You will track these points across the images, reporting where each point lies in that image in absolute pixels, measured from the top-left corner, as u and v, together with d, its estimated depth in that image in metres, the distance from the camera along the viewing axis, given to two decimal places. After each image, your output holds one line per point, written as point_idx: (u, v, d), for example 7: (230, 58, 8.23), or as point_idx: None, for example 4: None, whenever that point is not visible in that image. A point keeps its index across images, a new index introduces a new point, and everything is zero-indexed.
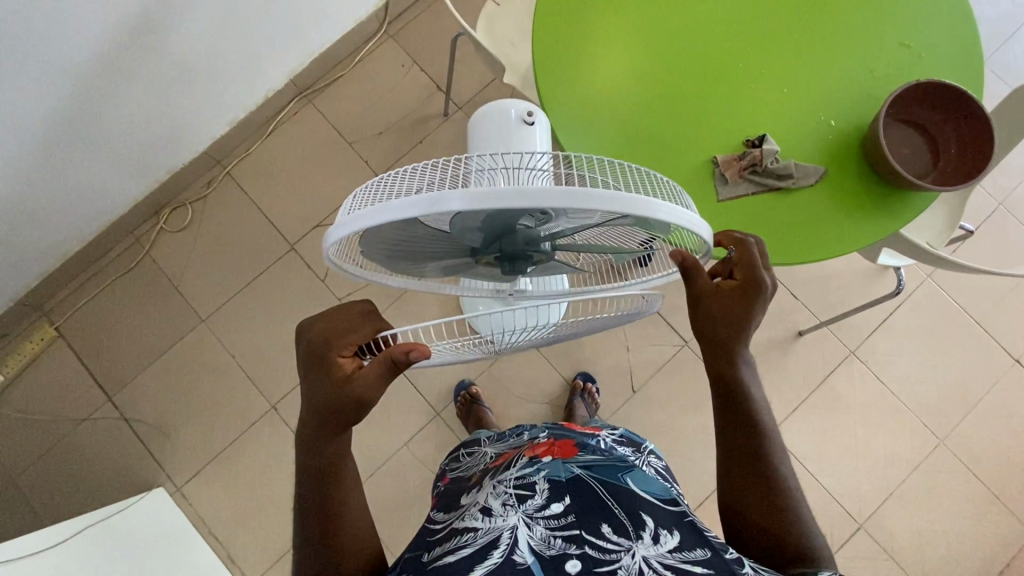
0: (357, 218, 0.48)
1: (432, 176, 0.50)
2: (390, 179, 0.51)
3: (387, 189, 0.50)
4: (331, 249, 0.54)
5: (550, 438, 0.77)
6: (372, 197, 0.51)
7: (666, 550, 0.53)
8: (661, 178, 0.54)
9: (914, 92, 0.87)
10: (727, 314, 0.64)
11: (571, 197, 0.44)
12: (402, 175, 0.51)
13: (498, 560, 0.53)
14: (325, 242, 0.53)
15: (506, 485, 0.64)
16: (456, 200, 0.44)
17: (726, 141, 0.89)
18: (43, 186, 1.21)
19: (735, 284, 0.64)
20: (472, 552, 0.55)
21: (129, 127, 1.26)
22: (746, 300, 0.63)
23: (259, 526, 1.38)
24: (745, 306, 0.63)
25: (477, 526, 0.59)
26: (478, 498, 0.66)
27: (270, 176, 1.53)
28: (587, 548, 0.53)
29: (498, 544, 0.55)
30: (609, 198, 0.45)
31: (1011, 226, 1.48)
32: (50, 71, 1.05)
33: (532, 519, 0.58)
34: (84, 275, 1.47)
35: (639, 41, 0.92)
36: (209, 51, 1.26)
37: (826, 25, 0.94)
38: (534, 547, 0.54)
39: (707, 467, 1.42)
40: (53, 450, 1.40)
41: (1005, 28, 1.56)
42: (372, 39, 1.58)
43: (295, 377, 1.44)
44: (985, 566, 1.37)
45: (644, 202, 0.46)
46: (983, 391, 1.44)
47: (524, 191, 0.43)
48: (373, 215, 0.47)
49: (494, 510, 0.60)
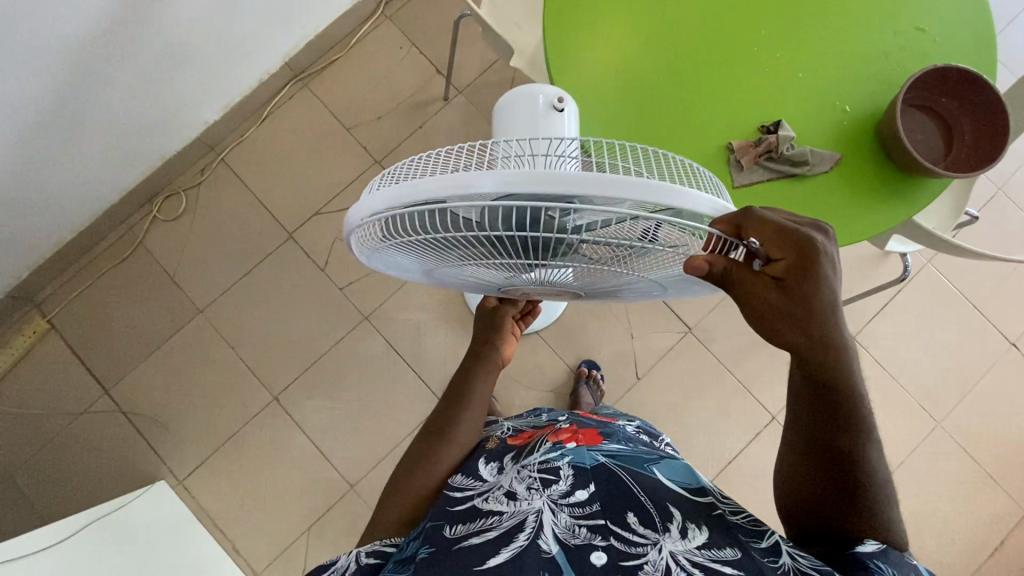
0: (385, 196, 0.48)
1: (458, 157, 0.48)
2: (417, 160, 0.50)
3: (413, 170, 0.49)
4: (357, 224, 0.54)
5: (571, 423, 0.77)
6: (398, 177, 0.50)
7: (694, 546, 0.52)
8: (702, 172, 0.53)
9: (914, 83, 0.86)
10: (799, 307, 0.51)
11: (604, 182, 0.42)
12: (428, 158, 0.49)
13: (524, 543, 0.52)
14: (352, 216, 0.53)
15: (529, 469, 0.63)
16: (486, 183, 0.43)
17: (741, 126, 0.88)
18: (31, 176, 1.17)
19: (781, 264, 0.50)
20: (498, 535, 0.54)
21: (120, 110, 1.21)
22: (811, 272, 0.49)
23: (264, 517, 1.37)
24: (813, 280, 0.50)
25: (501, 510, 0.58)
26: (502, 480, 0.65)
27: (267, 163, 1.49)
28: (613, 540, 0.52)
29: (524, 527, 0.54)
30: (642, 186, 0.43)
31: (1010, 211, 1.49)
32: (38, 55, 1.00)
33: (557, 505, 0.57)
34: (75, 265, 1.43)
35: (651, 24, 0.90)
36: (202, 33, 1.21)
37: (842, 7, 0.92)
38: (559, 536, 0.53)
39: (710, 452, 1.43)
40: (48, 444, 1.38)
41: (1009, 10, 1.55)
42: (369, 21, 1.54)
43: (296, 368, 1.43)
44: (979, 544, 1.41)
45: (679, 191, 0.44)
46: (981, 373, 1.46)
47: (555, 176, 0.42)
48: (402, 196, 0.47)
49: (518, 494, 0.59)
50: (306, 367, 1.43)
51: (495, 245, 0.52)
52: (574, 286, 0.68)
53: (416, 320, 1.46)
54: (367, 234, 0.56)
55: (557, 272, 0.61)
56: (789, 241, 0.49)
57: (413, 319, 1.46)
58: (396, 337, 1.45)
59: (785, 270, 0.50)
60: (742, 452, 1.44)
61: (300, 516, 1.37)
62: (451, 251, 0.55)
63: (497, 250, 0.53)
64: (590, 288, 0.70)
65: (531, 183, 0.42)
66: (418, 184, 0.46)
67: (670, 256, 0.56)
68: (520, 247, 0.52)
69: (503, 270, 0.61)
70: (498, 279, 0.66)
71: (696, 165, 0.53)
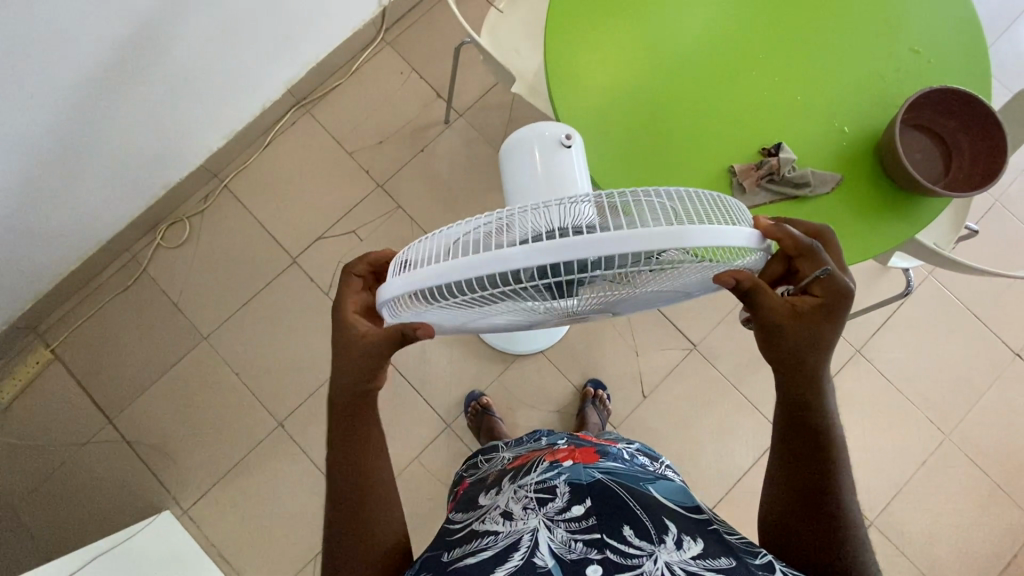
0: (413, 279, 0.47)
1: (477, 222, 0.47)
2: (437, 239, 0.48)
3: (437, 248, 0.47)
4: (391, 305, 0.53)
5: (569, 444, 0.76)
6: (423, 259, 0.48)
7: (689, 556, 0.51)
8: (727, 202, 0.51)
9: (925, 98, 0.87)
10: (801, 336, 0.59)
11: (635, 240, 0.42)
12: (448, 235, 0.47)
13: (518, 562, 0.51)
14: (380, 296, 0.52)
15: (526, 489, 0.63)
16: (518, 257, 0.42)
17: (741, 149, 0.89)
18: (35, 208, 1.17)
19: (815, 300, 0.58)
20: (493, 554, 0.53)
21: (125, 142, 1.23)
22: (828, 318, 0.59)
23: (271, 546, 1.35)
24: (827, 324, 0.59)
25: (498, 529, 0.57)
26: (498, 501, 0.65)
27: (270, 189, 1.50)
28: (609, 553, 0.51)
29: (518, 547, 0.53)
30: (672, 237, 0.43)
31: (1008, 222, 1.50)
32: (43, 91, 1.02)
33: (553, 522, 0.56)
34: (79, 295, 1.43)
35: (649, 51, 0.91)
36: (206, 64, 1.24)
37: (835, 27, 0.94)
38: (555, 550, 0.51)
39: (719, 470, 1.43)
40: (52, 476, 1.36)
41: (998, 25, 1.58)
42: (370, 47, 1.56)
43: (301, 394, 1.42)
44: (993, 559, 1.40)
45: (706, 231, 0.44)
46: (987, 384, 1.46)
47: (589, 242, 0.41)
48: (432, 280, 0.45)
49: (515, 513, 0.59)
50: (310, 393, 1.42)
51: (530, 299, 0.51)
52: (604, 312, 0.67)
53: (420, 343, 1.46)
54: (399, 313, 0.54)
55: (591, 304, 0.60)
56: (831, 292, 0.58)
57: (418, 342, 1.46)
58: (400, 360, 1.44)
59: (811, 306, 0.58)
60: (751, 469, 1.43)
61: (308, 543, 1.36)
62: (485, 310, 0.55)
63: (530, 303, 0.53)
64: (619, 309, 0.69)
65: (562, 252, 0.42)
66: (445, 266, 0.45)
67: (700, 277, 0.56)
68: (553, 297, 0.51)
69: (537, 314, 0.61)
70: (528, 318, 0.65)
71: (723, 196, 0.51)
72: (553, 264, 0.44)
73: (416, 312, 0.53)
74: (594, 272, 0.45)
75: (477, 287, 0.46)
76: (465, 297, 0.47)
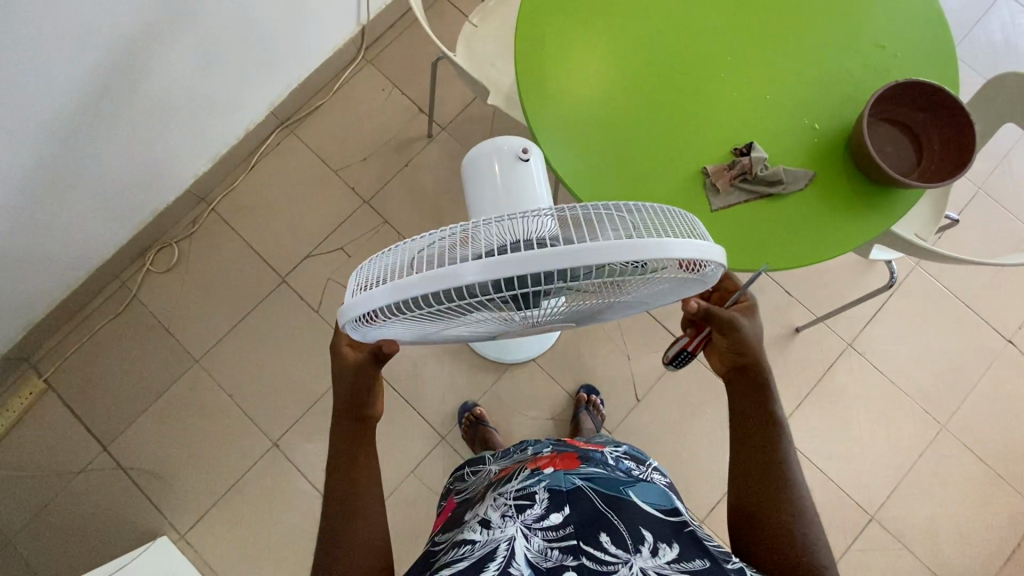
0: (370, 296, 0.46)
1: (435, 235, 0.47)
2: (397, 256, 0.48)
3: (397, 263, 0.47)
4: (352, 325, 0.52)
5: (553, 452, 0.76)
6: (383, 273, 0.48)
7: (664, 561, 0.52)
8: (674, 210, 0.51)
9: (894, 93, 0.88)
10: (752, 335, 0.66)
11: (589, 254, 0.42)
12: (408, 250, 0.47)
13: (495, 572, 0.51)
14: (341, 317, 0.51)
15: (506, 496, 0.63)
16: (470, 272, 0.42)
17: (713, 149, 0.90)
18: (23, 238, 1.18)
19: (746, 304, 0.67)
20: (469, 564, 0.53)
21: (111, 170, 1.24)
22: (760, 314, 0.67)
23: (270, 567, 1.35)
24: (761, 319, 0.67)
25: (475, 538, 0.57)
26: (479, 510, 0.65)
27: (257, 210, 1.52)
28: (584, 560, 0.52)
29: (495, 556, 0.53)
30: (626, 248, 0.43)
31: (992, 210, 1.51)
32: (24, 122, 1.03)
33: (530, 530, 0.56)
34: (70, 324, 1.44)
35: (618, 57, 0.93)
36: (187, 90, 1.25)
37: (801, 25, 0.95)
38: (531, 560, 0.53)
39: (717, 470, 1.42)
40: (48, 507, 1.36)
41: (970, 16, 1.60)
42: (351, 66, 1.58)
43: (295, 412, 1.42)
44: (997, 547, 1.39)
45: (663, 243, 0.44)
46: (981, 372, 1.46)
47: (541, 254, 0.42)
48: (386, 295, 0.45)
49: (492, 521, 0.59)
50: (304, 411, 1.42)
51: (490, 310, 0.51)
52: (569, 321, 0.66)
53: (411, 356, 1.46)
54: (359, 332, 0.54)
55: (551, 313, 0.59)
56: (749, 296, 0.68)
57: (410, 356, 1.46)
58: (393, 374, 1.44)
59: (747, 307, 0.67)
60: None
61: (306, 562, 1.35)
62: (447, 323, 0.54)
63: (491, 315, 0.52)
64: (583, 319, 0.68)
65: (518, 266, 0.42)
66: (402, 283, 0.44)
67: (663, 287, 0.56)
68: (514, 308, 0.51)
69: (500, 325, 0.60)
70: (495, 331, 0.65)
71: (672, 207, 0.51)
72: (507, 278, 0.44)
73: (376, 329, 0.53)
74: (549, 284, 0.45)
75: (435, 300, 0.46)
76: (423, 311, 0.47)
